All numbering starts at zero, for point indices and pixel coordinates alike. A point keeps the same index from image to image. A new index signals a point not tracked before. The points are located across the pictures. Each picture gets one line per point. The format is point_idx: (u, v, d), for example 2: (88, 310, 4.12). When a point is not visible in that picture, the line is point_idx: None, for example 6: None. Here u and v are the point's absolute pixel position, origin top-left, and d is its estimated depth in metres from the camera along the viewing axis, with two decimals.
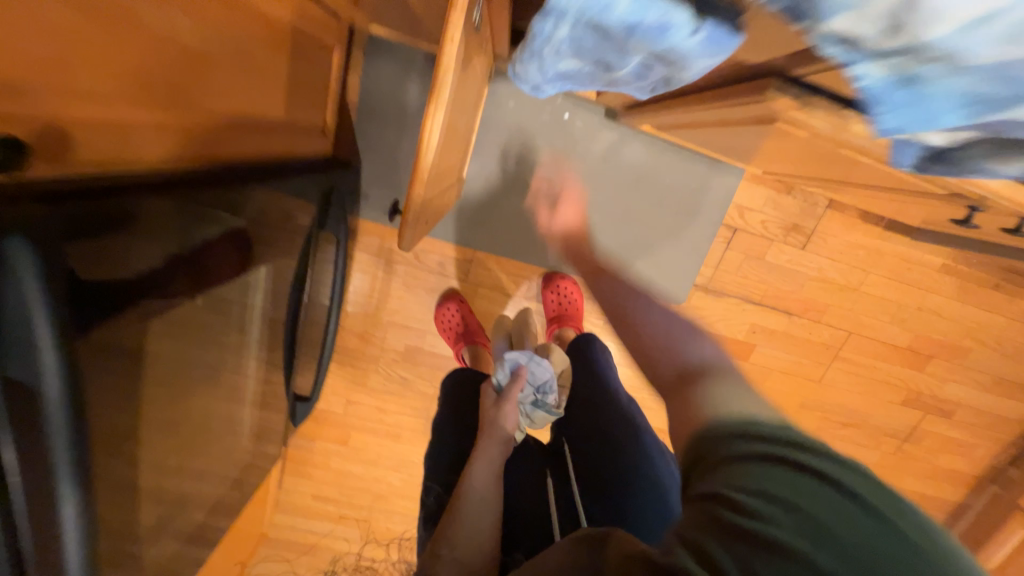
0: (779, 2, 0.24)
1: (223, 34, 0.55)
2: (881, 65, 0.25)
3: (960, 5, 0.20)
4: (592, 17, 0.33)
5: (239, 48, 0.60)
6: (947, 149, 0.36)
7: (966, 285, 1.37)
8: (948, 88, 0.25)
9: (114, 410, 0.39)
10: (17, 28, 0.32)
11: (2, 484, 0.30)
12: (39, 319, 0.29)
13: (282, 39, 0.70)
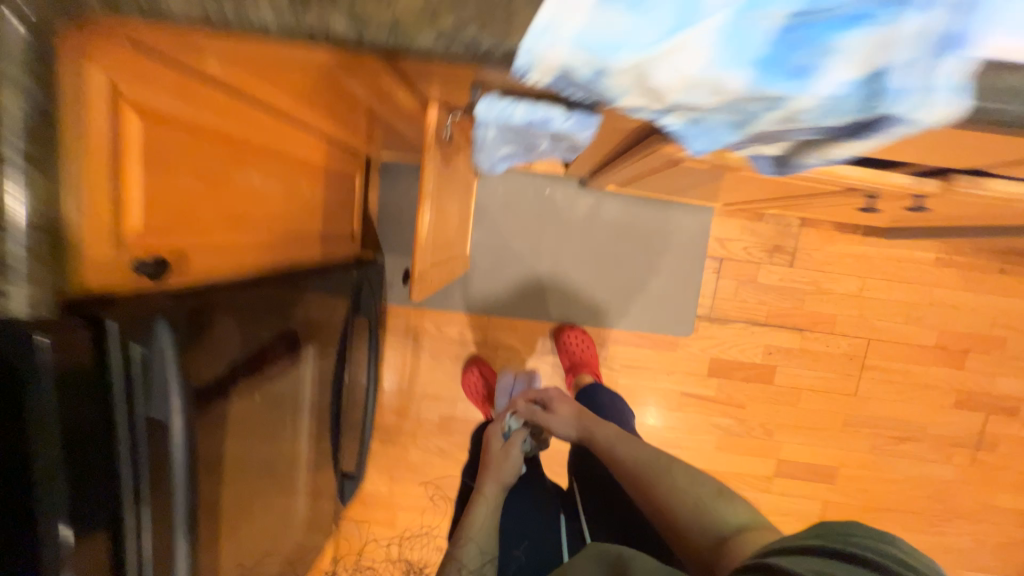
0: (591, 99, 0.41)
1: (277, 178, 0.79)
2: (671, 117, 0.41)
3: (674, 82, 0.36)
4: (505, 122, 0.51)
5: (289, 186, 0.84)
6: (783, 156, 0.50)
7: (971, 274, 1.39)
8: (714, 121, 0.40)
9: (208, 446, 0.57)
10: (162, 197, 0.55)
11: (144, 485, 0.48)
12: (170, 372, 0.48)
13: (318, 174, 0.95)
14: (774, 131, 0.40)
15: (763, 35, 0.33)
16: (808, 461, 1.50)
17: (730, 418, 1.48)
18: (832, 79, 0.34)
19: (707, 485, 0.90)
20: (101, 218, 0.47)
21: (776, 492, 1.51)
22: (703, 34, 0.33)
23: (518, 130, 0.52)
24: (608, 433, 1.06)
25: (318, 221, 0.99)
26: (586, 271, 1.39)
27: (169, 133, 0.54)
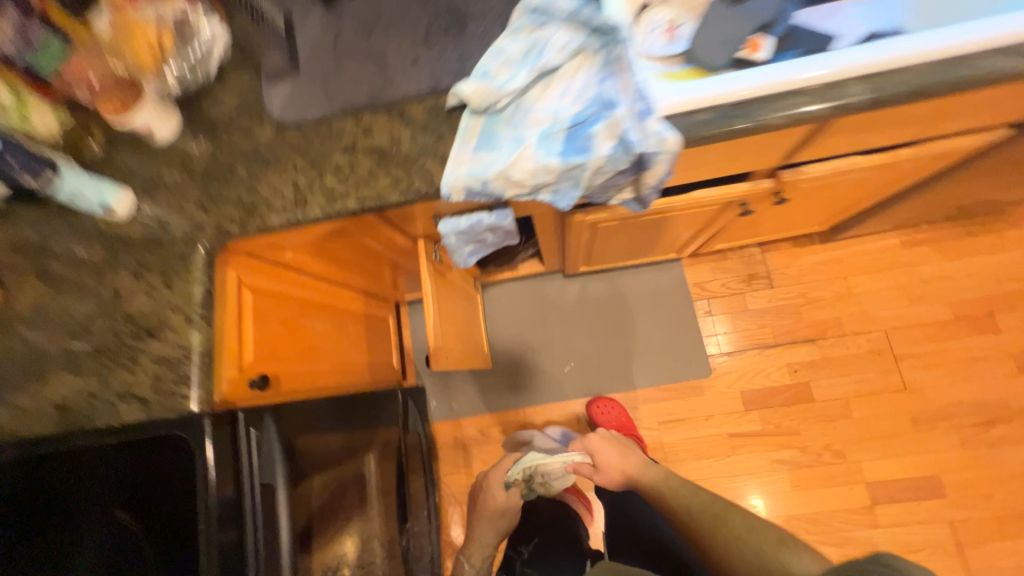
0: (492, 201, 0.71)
1: (331, 322, 1.11)
2: (541, 194, 0.69)
3: (526, 175, 0.65)
4: (457, 230, 0.81)
5: (340, 327, 1.15)
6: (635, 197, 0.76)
7: (943, 244, 1.48)
8: (563, 187, 0.68)
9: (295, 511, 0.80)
10: (261, 339, 0.85)
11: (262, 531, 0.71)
12: (275, 450, 0.76)
13: (359, 318, 1.27)
14: (601, 181, 0.67)
15: (560, 141, 0.64)
16: (901, 477, 1.37)
17: (791, 449, 1.43)
18: (600, 146, 0.63)
19: (765, 536, 0.83)
20: (231, 351, 0.75)
21: (886, 524, 1.35)
22: (525, 151, 0.64)
23: (468, 230, 0.81)
24: (652, 478, 1.10)
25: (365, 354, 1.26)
26: (591, 344, 1.57)
27: (264, 299, 0.87)
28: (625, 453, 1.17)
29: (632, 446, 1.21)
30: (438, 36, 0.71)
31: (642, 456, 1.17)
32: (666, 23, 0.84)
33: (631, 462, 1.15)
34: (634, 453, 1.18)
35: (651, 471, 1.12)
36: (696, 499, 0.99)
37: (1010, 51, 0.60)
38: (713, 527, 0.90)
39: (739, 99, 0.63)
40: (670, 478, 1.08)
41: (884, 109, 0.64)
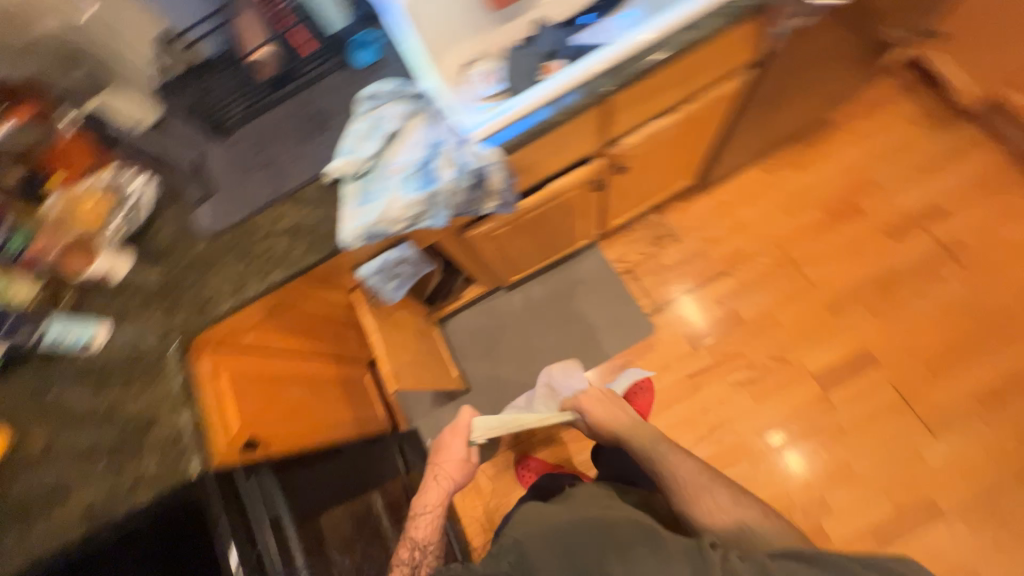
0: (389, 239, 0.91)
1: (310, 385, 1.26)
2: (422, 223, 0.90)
3: (402, 212, 0.86)
4: (371, 270, 1.01)
5: (319, 389, 1.30)
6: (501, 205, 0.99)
7: (795, 162, 1.76)
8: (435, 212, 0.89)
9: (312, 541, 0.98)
10: (247, 409, 1.00)
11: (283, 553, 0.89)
12: (276, 490, 0.96)
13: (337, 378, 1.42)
14: (457, 197, 0.89)
15: (417, 180, 0.86)
16: (838, 360, 1.55)
17: (743, 370, 1.59)
18: (443, 174, 0.85)
19: (751, 511, 0.93)
20: (219, 423, 0.91)
21: (842, 404, 1.51)
22: (394, 195, 0.86)
23: (383, 267, 1.02)
24: (640, 438, 1.16)
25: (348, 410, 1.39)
26: (547, 339, 1.75)
27: (239, 378, 1.03)
28: (616, 412, 1.26)
29: (623, 407, 1.29)
30: (314, 134, 0.95)
31: (630, 415, 1.24)
32: (485, 72, 1.12)
33: (623, 422, 1.22)
34: (623, 413, 1.25)
35: (638, 431, 1.18)
36: (681, 468, 1.04)
37: (688, 27, 0.87)
38: (700, 493, 0.98)
39: (529, 112, 0.87)
40: (661, 443, 1.13)
41: (628, 88, 0.90)
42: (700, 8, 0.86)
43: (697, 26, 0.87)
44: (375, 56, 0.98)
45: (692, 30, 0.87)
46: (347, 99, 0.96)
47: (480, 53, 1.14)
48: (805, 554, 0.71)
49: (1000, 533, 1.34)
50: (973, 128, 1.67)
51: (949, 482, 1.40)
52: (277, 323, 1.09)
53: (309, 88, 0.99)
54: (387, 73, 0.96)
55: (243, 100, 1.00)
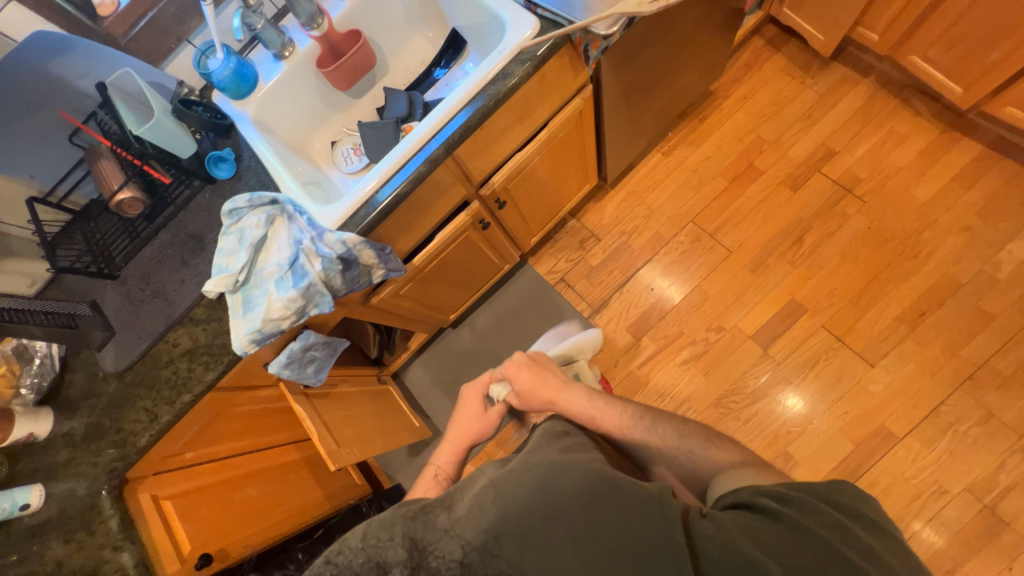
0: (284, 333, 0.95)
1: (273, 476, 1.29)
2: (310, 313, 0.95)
3: (283, 310, 0.90)
4: (281, 364, 1.04)
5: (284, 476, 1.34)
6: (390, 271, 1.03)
7: (689, 138, 1.82)
8: (319, 299, 0.93)
9: None
10: (199, 525, 1.06)
11: None
12: None
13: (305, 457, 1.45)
14: (334, 282, 0.94)
15: (290, 278, 0.90)
16: (771, 316, 1.61)
17: (687, 348, 1.64)
18: (312, 267, 0.90)
19: (694, 439, 0.83)
20: (165, 546, 0.97)
21: (784, 357, 1.56)
22: (271, 297, 0.90)
23: (291, 358, 1.05)
24: (573, 404, 0.93)
25: (321, 487, 1.41)
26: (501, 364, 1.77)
27: (186, 497, 1.06)
28: (543, 377, 1.00)
29: (553, 369, 1.04)
30: (191, 257, 0.99)
31: (562, 378, 1.01)
32: (352, 148, 1.17)
33: (555, 387, 0.98)
34: (551, 376, 1.01)
35: (572, 393, 0.96)
36: (629, 419, 0.88)
37: (499, 77, 0.94)
38: (651, 438, 0.85)
39: (375, 190, 0.94)
40: (595, 399, 0.93)
41: (464, 143, 0.96)
42: (503, 59, 0.94)
43: (507, 74, 0.94)
44: (232, 168, 1.02)
45: (506, 79, 0.93)
46: (216, 215, 1.01)
47: (345, 128, 1.20)
48: (762, 505, 0.61)
49: (953, 443, 1.40)
50: (842, 67, 1.75)
51: (897, 407, 1.45)
52: (214, 434, 1.12)
53: (179, 213, 1.03)
54: (247, 182, 1.01)
55: (124, 238, 1.03)
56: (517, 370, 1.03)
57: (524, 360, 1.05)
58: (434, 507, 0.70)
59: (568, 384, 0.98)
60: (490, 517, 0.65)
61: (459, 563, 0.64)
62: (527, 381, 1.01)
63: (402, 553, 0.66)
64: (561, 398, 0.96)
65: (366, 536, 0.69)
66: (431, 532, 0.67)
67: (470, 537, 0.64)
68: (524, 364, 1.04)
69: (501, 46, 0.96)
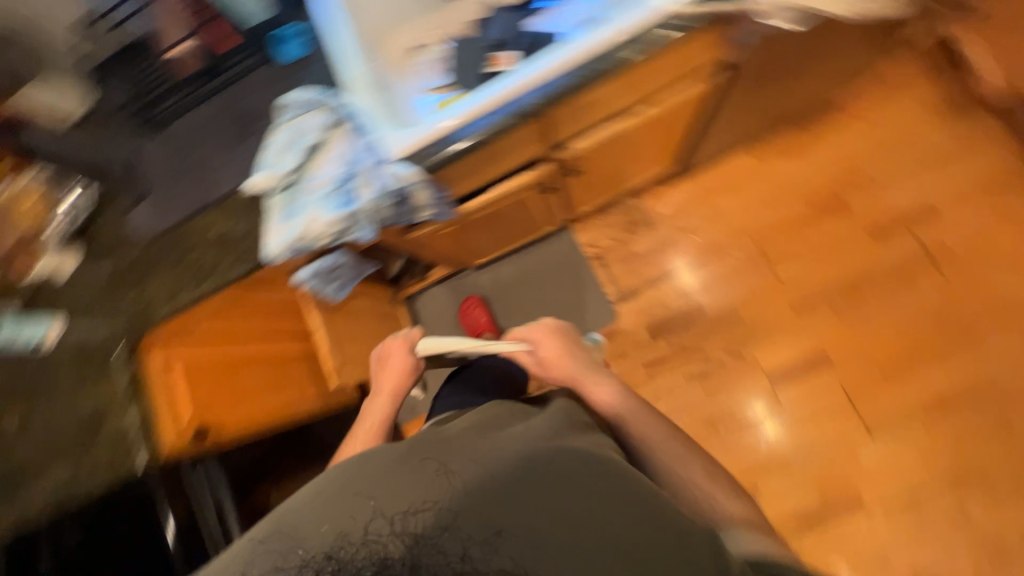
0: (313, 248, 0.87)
1: (279, 367, 1.28)
2: (349, 236, 0.87)
3: (322, 226, 0.84)
4: (309, 275, 1.03)
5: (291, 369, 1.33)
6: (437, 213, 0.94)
7: (787, 149, 1.64)
8: (361, 226, 0.86)
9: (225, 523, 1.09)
10: (204, 402, 1.04)
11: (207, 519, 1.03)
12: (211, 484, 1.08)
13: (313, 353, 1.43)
14: (380, 219, 0.87)
15: (337, 198, 0.84)
16: (794, 359, 1.56)
17: (698, 362, 1.62)
18: (362, 194, 0.83)
19: (718, 486, 0.81)
20: (166, 411, 0.97)
21: (790, 402, 1.54)
22: (313, 211, 0.84)
23: (319, 272, 1.03)
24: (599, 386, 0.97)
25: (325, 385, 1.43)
26: (506, 319, 1.75)
27: (199, 369, 1.05)
28: (571, 353, 1.03)
29: (582, 352, 1.07)
30: (241, 139, 0.92)
31: (591, 363, 1.04)
32: (431, 61, 1.02)
33: (583, 366, 1.01)
34: (583, 355, 1.04)
35: (602, 380, 0.98)
36: (658, 434, 0.88)
37: (630, 44, 0.80)
38: (675, 465, 0.83)
39: (445, 133, 0.82)
40: (622, 392, 0.95)
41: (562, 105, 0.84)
42: (642, 22, 0.79)
43: (640, 43, 0.80)
44: (303, 50, 0.91)
45: (631, 47, 0.80)
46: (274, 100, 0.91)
47: (431, 34, 1.05)
48: None
49: (914, 530, 1.43)
50: (987, 121, 1.53)
51: (878, 481, 1.46)
52: (232, 314, 1.09)
53: (240, 85, 0.96)
54: (314, 72, 0.90)
55: (173, 93, 0.95)
56: (549, 333, 1.07)
57: (556, 328, 1.09)
58: (428, 499, 0.64)
59: (597, 369, 1.02)
60: (492, 509, 0.63)
61: (462, 558, 0.58)
62: (558, 348, 1.04)
63: (402, 548, 0.59)
64: (589, 379, 0.98)
65: (364, 530, 0.62)
66: (429, 526, 0.61)
67: (472, 532, 0.61)
68: (558, 331, 1.08)
69: (642, 5, 0.81)
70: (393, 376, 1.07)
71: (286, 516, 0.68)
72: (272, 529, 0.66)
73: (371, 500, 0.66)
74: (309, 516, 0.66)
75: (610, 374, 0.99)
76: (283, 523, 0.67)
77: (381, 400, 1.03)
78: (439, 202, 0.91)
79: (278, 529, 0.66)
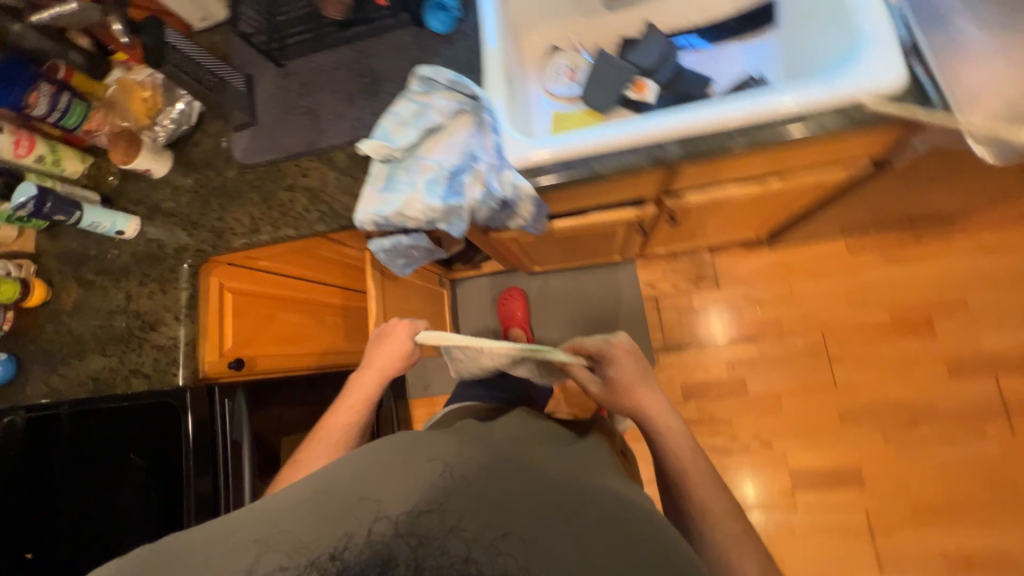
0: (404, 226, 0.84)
1: (315, 315, 1.32)
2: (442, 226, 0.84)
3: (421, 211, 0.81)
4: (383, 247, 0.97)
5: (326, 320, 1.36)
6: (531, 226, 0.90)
7: (888, 251, 1.52)
8: (455, 223, 0.82)
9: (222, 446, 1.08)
10: (244, 330, 1.09)
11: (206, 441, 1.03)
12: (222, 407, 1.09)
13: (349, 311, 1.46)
14: (483, 215, 0.84)
15: (442, 188, 0.80)
16: (824, 467, 1.47)
17: (722, 436, 1.55)
18: (471, 192, 0.79)
19: None
20: (213, 331, 1.00)
21: (806, 508, 1.46)
22: (416, 194, 0.81)
23: (392, 248, 0.98)
24: (672, 424, 0.93)
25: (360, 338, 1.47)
26: (541, 332, 1.71)
27: (245, 297, 1.10)
28: (647, 381, 0.97)
29: (653, 382, 1.00)
30: (358, 95, 0.88)
31: (658, 395, 0.97)
32: (567, 66, 0.99)
33: (657, 399, 0.96)
34: (654, 386, 0.98)
35: (669, 424, 0.93)
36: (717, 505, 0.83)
37: (803, 119, 0.70)
38: (731, 550, 0.78)
39: (575, 156, 0.76)
40: (690, 442, 0.91)
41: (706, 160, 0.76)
42: (825, 103, 0.68)
43: (817, 122, 0.69)
44: (448, 25, 0.85)
45: (807, 123, 0.70)
46: (406, 66, 0.87)
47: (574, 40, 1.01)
48: None
49: None
50: None
51: None
52: (290, 258, 1.12)
53: (371, 38, 0.90)
54: (455, 49, 0.85)
55: (306, 28, 0.93)
56: (620, 357, 0.99)
57: (628, 350, 1.01)
58: (425, 495, 0.56)
59: (664, 406, 0.96)
60: (497, 508, 0.55)
61: (466, 560, 0.49)
62: (629, 375, 0.97)
63: (406, 549, 0.50)
64: (656, 418, 0.94)
65: (365, 533, 0.51)
66: (431, 524, 0.52)
67: (476, 531, 0.52)
68: (632, 356, 1.00)
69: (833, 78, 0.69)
70: (384, 355, 0.98)
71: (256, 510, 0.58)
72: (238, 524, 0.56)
73: (364, 491, 0.56)
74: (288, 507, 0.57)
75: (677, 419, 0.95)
76: (253, 519, 0.56)
77: (372, 375, 0.98)
78: (537, 217, 0.87)
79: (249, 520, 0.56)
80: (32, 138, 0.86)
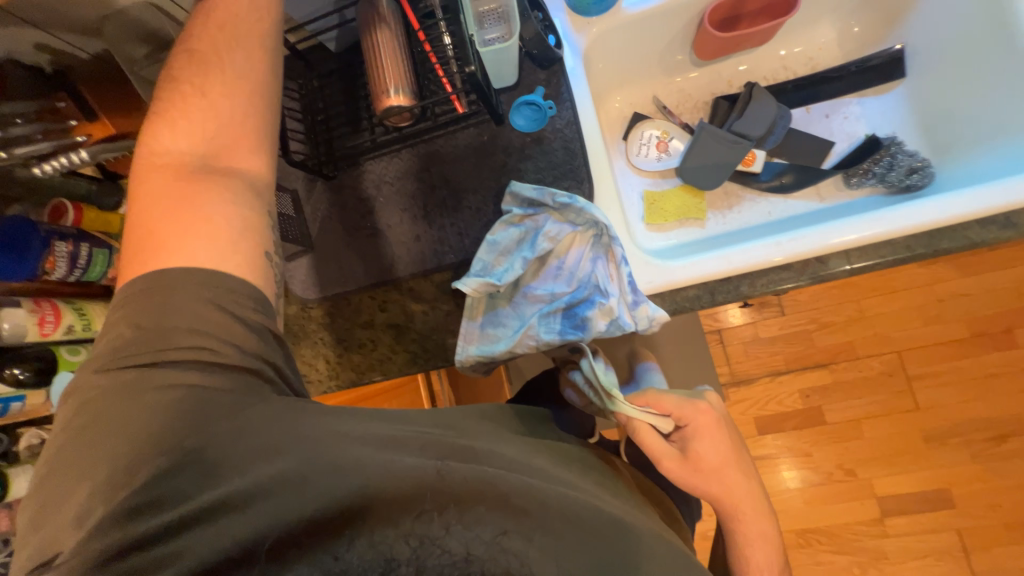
0: (514, 352, 0.70)
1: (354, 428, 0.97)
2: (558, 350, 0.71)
3: (533, 338, 0.69)
4: (478, 353, 0.70)
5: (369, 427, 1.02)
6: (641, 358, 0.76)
7: (963, 262, 1.45)
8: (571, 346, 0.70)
9: None
10: None
11: None
12: None
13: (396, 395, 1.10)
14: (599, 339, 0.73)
15: (558, 319, 0.69)
16: (911, 491, 1.44)
17: (804, 469, 1.49)
18: (596, 326, 0.67)
19: None
20: None
21: (896, 534, 1.44)
22: (529, 331, 0.69)
23: (488, 361, 0.72)
24: (755, 531, 0.61)
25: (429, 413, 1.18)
26: None
27: None
28: (741, 468, 0.62)
29: (747, 468, 0.63)
30: (435, 212, 0.76)
31: (754, 489, 0.62)
32: (656, 137, 0.87)
33: (751, 493, 0.62)
34: (749, 479, 0.62)
35: (757, 544, 0.62)
36: None
37: (994, 220, 0.61)
38: None
39: (733, 271, 0.66)
40: (773, 555, 0.62)
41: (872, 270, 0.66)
42: (1000, 207, 0.60)
43: (1011, 223, 0.61)
44: (537, 123, 0.73)
45: (1004, 229, 0.61)
46: (492, 174, 0.74)
47: (657, 105, 0.90)
48: None
49: None
50: None
51: None
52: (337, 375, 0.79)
53: (438, 139, 0.76)
54: (550, 150, 0.73)
55: (354, 128, 0.78)
56: (710, 425, 0.62)
57: (719, 421, 0.62)
58: (412, 497, 0.43)
59: (758, 518, 0.62)
60: (499, 490, 0.45)
61: (467, 559, 0.41)
62: (711, 455, 0.60)
63: (408, 550, 0.41)
64: (744, 530, 0.62)
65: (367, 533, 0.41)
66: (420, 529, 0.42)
67: (477, 534, 0.42)
68: (723, 428, 0.62)
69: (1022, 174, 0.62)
70: None
71: (242, 443, 0.43)
72: (236, 478, 0.42)
73: (353, 468, 0.43)
74: (286, 450, 0.44)
75: (774, 532, 0.63)
76: (210, 440, 0.43)
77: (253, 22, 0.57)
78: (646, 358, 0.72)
79: (244, 465, 0.43)
80: (58, 310, 0.72)
